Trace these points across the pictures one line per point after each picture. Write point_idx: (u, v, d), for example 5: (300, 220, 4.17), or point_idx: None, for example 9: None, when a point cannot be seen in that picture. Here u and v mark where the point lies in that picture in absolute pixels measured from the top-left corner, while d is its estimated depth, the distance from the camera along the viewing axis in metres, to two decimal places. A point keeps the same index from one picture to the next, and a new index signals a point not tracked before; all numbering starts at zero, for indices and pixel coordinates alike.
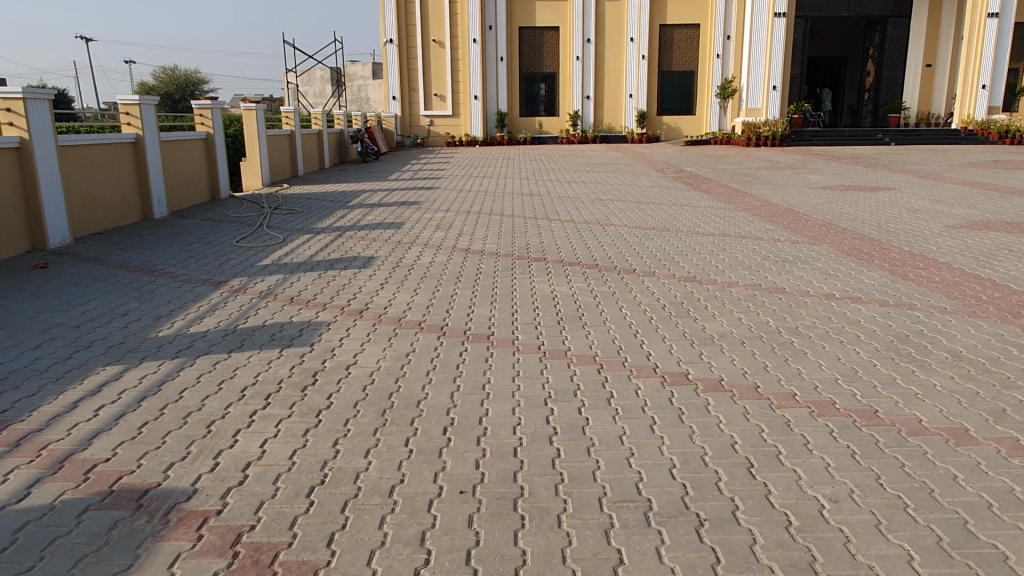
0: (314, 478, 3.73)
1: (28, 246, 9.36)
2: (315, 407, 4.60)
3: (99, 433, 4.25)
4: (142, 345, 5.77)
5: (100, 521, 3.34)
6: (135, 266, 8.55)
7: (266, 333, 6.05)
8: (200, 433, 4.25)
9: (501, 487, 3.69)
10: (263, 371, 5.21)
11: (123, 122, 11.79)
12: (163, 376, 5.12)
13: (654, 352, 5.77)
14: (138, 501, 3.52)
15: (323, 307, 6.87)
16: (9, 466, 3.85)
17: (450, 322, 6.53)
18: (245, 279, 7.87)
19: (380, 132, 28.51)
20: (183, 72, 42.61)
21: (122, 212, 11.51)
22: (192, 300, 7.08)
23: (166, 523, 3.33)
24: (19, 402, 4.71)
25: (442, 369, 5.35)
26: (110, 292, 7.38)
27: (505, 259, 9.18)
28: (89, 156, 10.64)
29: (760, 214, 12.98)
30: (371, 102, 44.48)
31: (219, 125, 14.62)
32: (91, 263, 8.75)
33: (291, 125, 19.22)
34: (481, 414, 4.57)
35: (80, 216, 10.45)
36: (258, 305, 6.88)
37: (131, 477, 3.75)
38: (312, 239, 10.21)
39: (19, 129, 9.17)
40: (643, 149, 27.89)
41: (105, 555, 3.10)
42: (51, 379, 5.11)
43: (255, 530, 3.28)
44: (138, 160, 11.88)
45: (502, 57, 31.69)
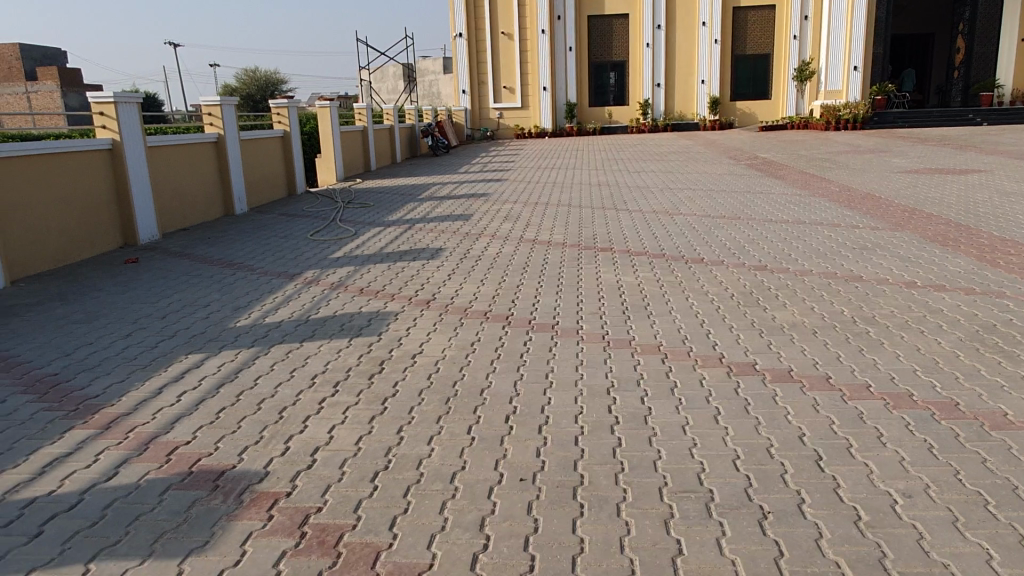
0: (378, 463, 3.84)
1: (120, 242, 9.93)
2: (381, 394, 4.73)
3: (181, 417, 4.49)
4: (221, 335, 6.05)
5: (180, 500, 3.53)
6: (217, 260, 8.95)
7: (337, 322, 6.24)
8: (273, 418, 4.44)
9: (562, 475, 3.71)
10: (333, 359, 5.38)
11: (207, 123, 12.34)
12: (240, 363, 5.36)
13: (721, 342, 5.66)
14: (215, 481, 3.71)
15: (391, 297, 7.03)
16: (100, 447, 4.11)
17: (516, 312, 6.58)
18: (319, 271, 8.13)
19: (450, 126, 28.84)
20: (264, 73, 44.07)
21: (206, 208, 12.07)
22: (269, 291, 7.37)
23: (240, 503, 3.49)
24: (110, 387, 5.02)
25: (506, 358, 5.40)
26: (194, 284, 7.75)
27: (572, 249, 9.16)
28: (175, 155, 11.18)
29: (838, 200, 12.52)
30: (443, 97, 45.00)
31: (295, 123, 15.11)
32: (178, 257, 9.21)
33: (364, 121, 19.63)
34: (543, 403, 4.59)
35: (167, 213, 11.01)
36: (330, 296, 7.09)
37: (209, 459, 3.95)
38: (382, 232, 10.44)
39: (111, 131, 9.71)
40: (716, 137, 27.24)
41: (184, 531, 3.28)
42: (140, 365, 5.43)
43: (321, 512, 3.40)
44: (220, 158, 12.40)
45: (571, 47, 31.50)
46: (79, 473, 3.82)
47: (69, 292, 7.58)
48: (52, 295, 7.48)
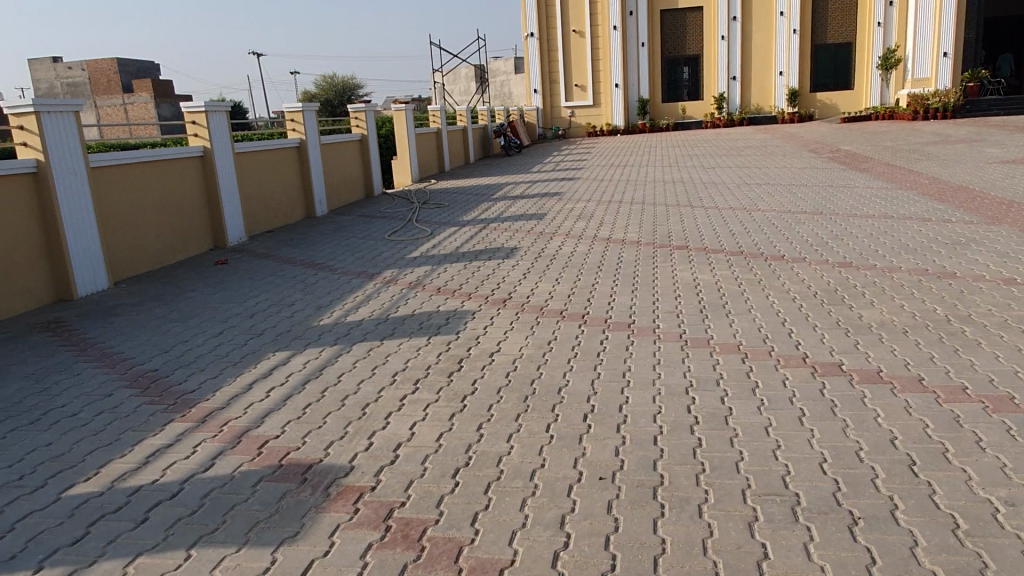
0: (459, 460, 3.91)
1: (211, 244, 10.42)
2: (460, 392, 4.81)
3: (271, 412, 4.68)
4: (306, 333, 6.28)
5: (272, 491, 3.69)
6: (300, 261, 9.27)
7: (415, 321, 6.37)
8: (357, 414, 4.58)
9: (641, 475, 3.69)
10: (413, 357, 5.50)
11: (290, 128, 12.81)
12: (324, 361, 5.55)
13: (804, 341, 5.49)
14: (304, 475, 3.85)
15: (468, 296, 7.12)
16: (197, 440, 4.34)
17: (591, 310, 6.57)
18: (397, 271, 8.32)
19: (522, 125, 28.95)
20: (341, 78, 45.28)
21: (289, 211, 12.52)
22: (350, 291, 7.59)
23: (327, 496, 3.62)
24: (205, 383, 5.29)
25: (582, 356, 5.40)
26: (279, 284, 8.06)
27: (647, 247, 9.07)
28: (260, 160, 11.65)
29: (928, 193, 11.94)
30: (514, 96, 45.21)
31: (372, 127, 15.48)
32: (264, 258, 9.58)
33: (438, 123, 19.95)
34: (621, 402, 4.57)
35: (254, 216, 11.48)
36: (409, 295, 7.25)
37: (298, 452, 4.11)
38: (457, 232, 10.59)
39: (203, 139, 10.22)
40: (796, 129, 26.40)
41: (276, 521, 3.42)
42: (231, 362, 5.69)
43: (405, 506, 3.49)
44: (302, 162, 12.85)
45: (644, 43, 31.10)
46: (179, 464, 4.04)
47: (166, 292, 8.01)
48: (151, 295, 7.91)
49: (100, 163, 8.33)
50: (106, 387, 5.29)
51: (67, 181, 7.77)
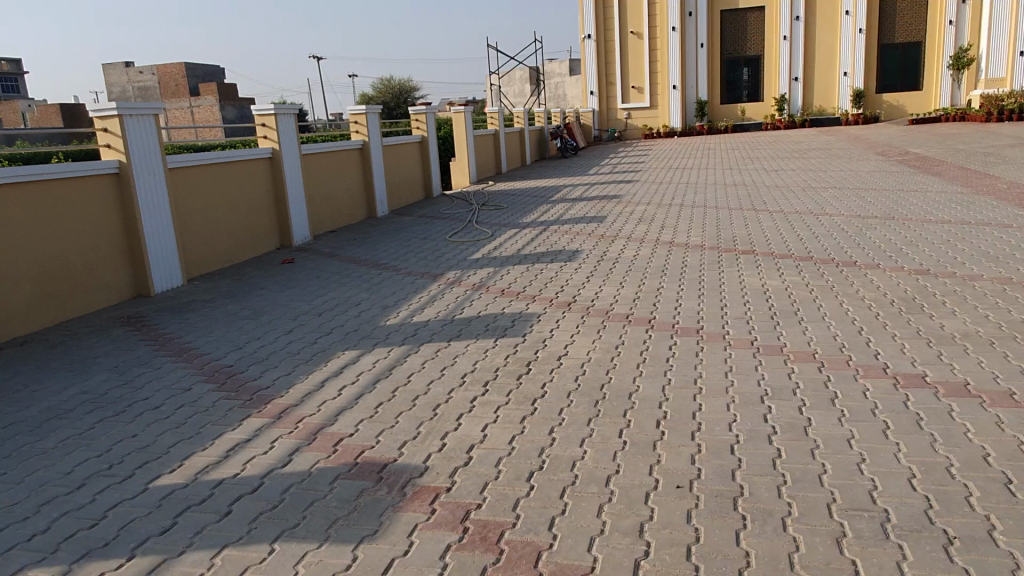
0: (533, 463, 3.90)
1: (278, 243, 10.67)
2: (530, 395, 4.80)
3: (344, 410, 4.75)
4: (374, 332, 6.36)
5: (349, 488, 3.74)
6: (364, 260, 9.40)
7: (481, 323, 6.39)
8: (428, 414, 4.61)
9: (720, 485, 3.61)
10: (480, 359, 5.51)
11: (353, 130, 13.04)
12: (393, 361, 5.61)
13: (883, 351, 5.31)
14: (379, 473, 3.89)
15: (532, 299, 7.11)
16: (274, 436, 4.43)
17: (658, 315, 6.48)
18: (460, 272, 8.36)
19: (578, 128, 28.83)
20: (398, 81, 45.84)
21: (352, 212, 12.74)
22: (414, 291, 7.66)
23: (404, 496, 3.65)
24: (278, 379, 5.40)
25: (652, 362, 5.32)
26: (345, 284, 8.19)
27: (712, 252, 8.91)
28: (325, 162, 11.88)
29: (1007, 198, 11.44)
30: (569, 98, 45.05)
31: (432, 128, 15.63)
32: (329, 258, 9.75)
33: (496, 125, 20.06)
34: (694, 409, 4.49)
35: (318, 216, 11.71)
36: (473, 296, 7.28)
37: (372, 451, 4.15)
38: (518, 234, 10.60)
39: (271, 141, 10.51)
40: (860, 132, 25.67)
41: (355, 519, 3.46)
42: (303, 360, 5.80)
43: (481, 508, 3.49)
44: (364, 164, 13.05)
45: (703, 44, 30.64)
46: (258, 459, 4.14)
47: (237, 290, 8.23)
48: (223, 292, 8.15)
49: (177, 164, 8.63)
50: (186, 381, 5.46)
51: (147, 181, 8.07)
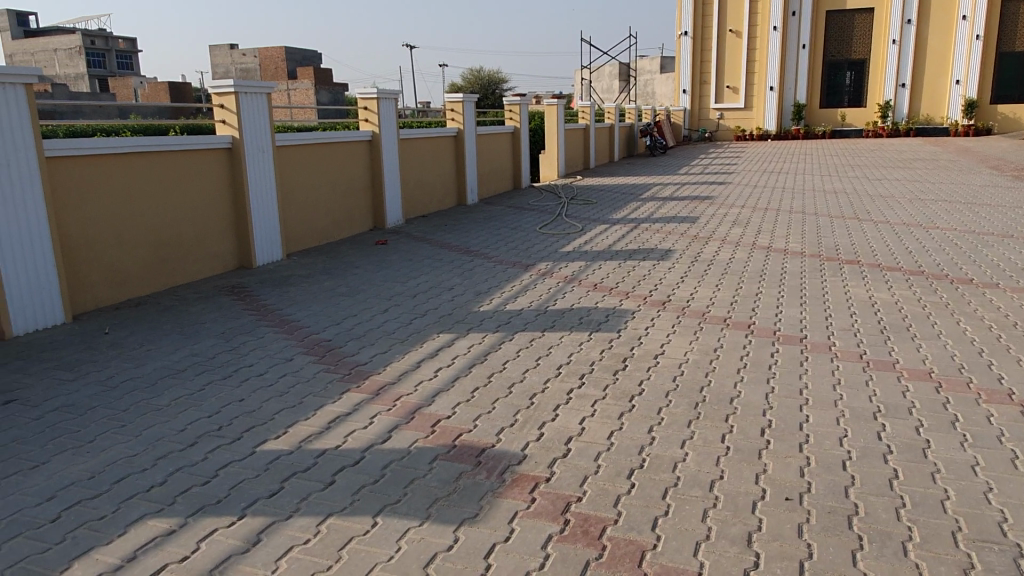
0: (633, 461, 3.82)
1: (370, 226, 10.90)
2: (628, 391, 4.72)
3: (441, 391, 4.79)
4: (468, 317, 6.40)
5: (449, 469, 3.76)
6: (455, 246, 9.48)
7: (575, 316, 6.34)
8: (524, 403, 4.59)
9: (833, 501, 3.44)
10: (575, 352, 5.46)
11: (449, 118, 13.17)
12: (488, 347, 5.62)
13: (1007, 376, 4.97)
14: (478, 458, 3.89)
15: (626, 296, 7.00)
16: (373, 411, 4.51)
17: (757, 320, 6.27)
18: (551, 264, 8.33)
19: (668, 126, 28.35)
20: (487, 73, 46.08)
21: (443, 198, 12.90)
22: (507, 280, 7.67)
23: (503, 482, 3.64)
24: (376, 356, 5.50)
25: (753, 368, 5.15)
26: (438, 268, 8.27)
27: (812, 259, 8.57)
28: (421, 147, 12.05)
29: None
30: (658, 96, 44.39)
31: (526, 120, 15.62)
32: (421, 242, 9.89)
33: (587, 120, 19.90)
34: (801, 420, 4.31)
35: (411, 201, 11.90)
36: (566, 289, 7.22)
37: (470, 434, 4.17)
38: (608, 229, 10.48)
39: (372, 124, 10.74)
40: (970, 144, 24.27)
41: (456, 500, 3.48)
42: (399, 339, 5.89)
43: (582, 501, 3.45)
44: (458, 151, 13.17)
45: (805, 44, 29.54)
46: (359, 433, 4.22)
47: (334, 267, 8.45)
48: (320, 269, 8.37)
49: (285, 142, 8.96)
50: (287, 352, 5.65)
51: (256, 157, 8.42)
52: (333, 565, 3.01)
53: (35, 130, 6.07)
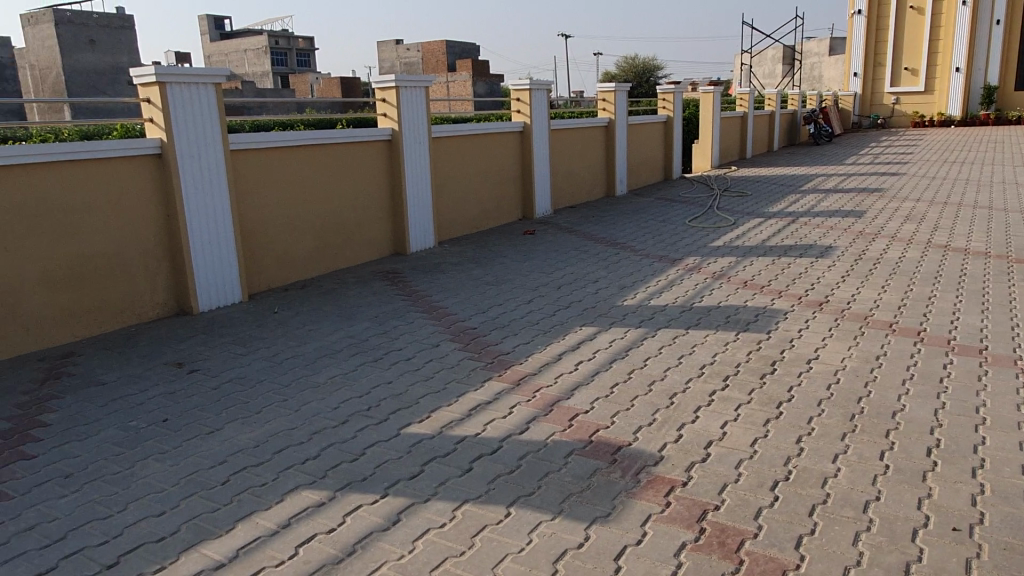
0: (778, 473, 3.62)
1: (516, 216, 11.08)
2: (775, 397, 4.48)
3: (580, 385, 4.79)
4: (611, 311, 6.33)
5: (583, 465, 3.75)
6: (602, 239, 9.41)
7: (723, 314, 6.10)
8: (664, 402, 4.48)
9: (1010, 537, 3.08)
10: (721, 352, 5.25)
11: (601, 108, 13.05)
12: (630, 342, 5.54)
13: None
14: (613, 455, 3.85)
15: (778, 295, 6.64)
16: (512, 402, 4.58)
17: (929, 327, 5.73)
18: (700, 259, 8.06)
19: (835, 112, 26.49)
20: (642, 60, 45.18)
21: (591, 188, 12.84)
22: (652, 274, 7.52)
23: (638, 483, 3.57)
24: (518, 347, 5.58)
25: (920, 380, 4.71)
26: (583, 260, 8.25)
27: (999, 261, 7.70)
28: (571, 138, 12.05)
29: None
30: (825, 80, 41.60)
31: (679, 108, 15.14)
32: (567, 233, 9.90)
33: (745, 107, 18.99)
34: (976, 442, 3.89)
35: (559, 191, 11.96)
36: (713, 285, 6.97)
37: (607, 431, 4.13)
38: (762, 223, 9.98)
39: (524, 115, 10.91)
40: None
41: (589, 498, 3.46)
42: (542, 330, 5.94)
43: (720, 510, 3.31)
44: (608, 142, 13.05)
45: (1000, 20, 26.48)
46: (498, 422, 4.31)
47: (481, 256, 8.66)
48: (469, 258, 8.61)
49: (440, 135, 9.40)
50: (435, 338, 5.88)
51: (412, 149, 8.91)
52: (466, 551, 3.10)
53: (222, 126, 6.80)
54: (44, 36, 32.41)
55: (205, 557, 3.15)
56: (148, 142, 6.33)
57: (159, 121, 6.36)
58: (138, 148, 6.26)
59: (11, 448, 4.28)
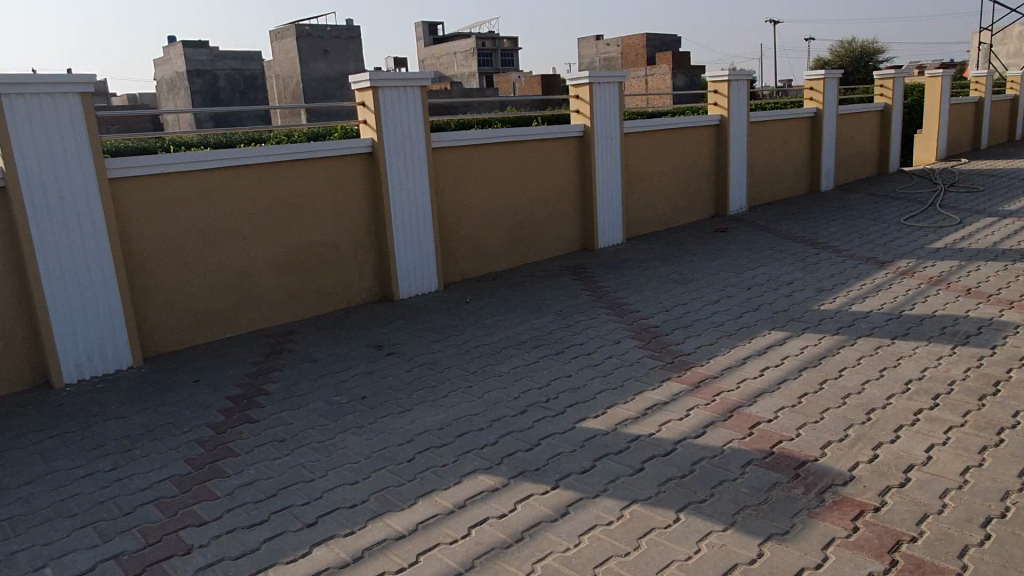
0: (993, 508, 3.20)
1: (708, 213, 10.72)
2: (996, 422, 3.96)
3: (765, 392, 4.55)
4: (805, 316, 5.94)
5: (762, 478, 3.57)
6: (800, 237, 8.83)
7: (937, 324, 5.49)
8: (859, 417, 4.13)
9: None
10: (932, 367, 4.73)
11: (806, 98, 12.20)
12: (824, 350, 5.16)
13: None
14: (796, 470, 3.62)
15: (1010, 305, 5.84)
16: (691, 404, 4.46)
17: None
18: (914, 262, 7.30)
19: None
20: (859, 44, 41.34)
21: (792, 184, 12.08)
22: (856, 277, 6.93)
23: (822, 502, 3.33)
24: (700, 348, 5.42)
25: None
26: (777, 260, 7.80)
27: None
28: (771, 130, 11.41)
29: None
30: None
31: (899, 96, 13.83)
32: (762, 231, 9.41)
33: (981, 91, 16.78)
34: None
35: (756, 187, 11.38)
36: (929, 292, 6.28)
37: (791, 443, 3.89)
38: (995, 223, 8.81)
39: (721, 108, 10.50)
40: None
41: (765, 512, 3.29)
42: (727, 332, 5.71)
43: (917, 543, 3.00)
44: (813, 134, 12.19)
45: None
46: (674, 424, 4.22)
47: (668, 253, 8.50)
48: (655, 255, 8.48)
49: (633, 130, 9.34)
50: (616, 334, 5.87)
51: (604, 145, 8.94)
52: (631, 552, 3.08)
53: (426, 125, 7.30)
54: (285, 49, 36.42)
55: (389, 527, 3.41)
56: (361, 141, 6.95)
57: (372, 122, 6.96)
58: (353, 147, 6.90)
59: (239, 411, 4.91)
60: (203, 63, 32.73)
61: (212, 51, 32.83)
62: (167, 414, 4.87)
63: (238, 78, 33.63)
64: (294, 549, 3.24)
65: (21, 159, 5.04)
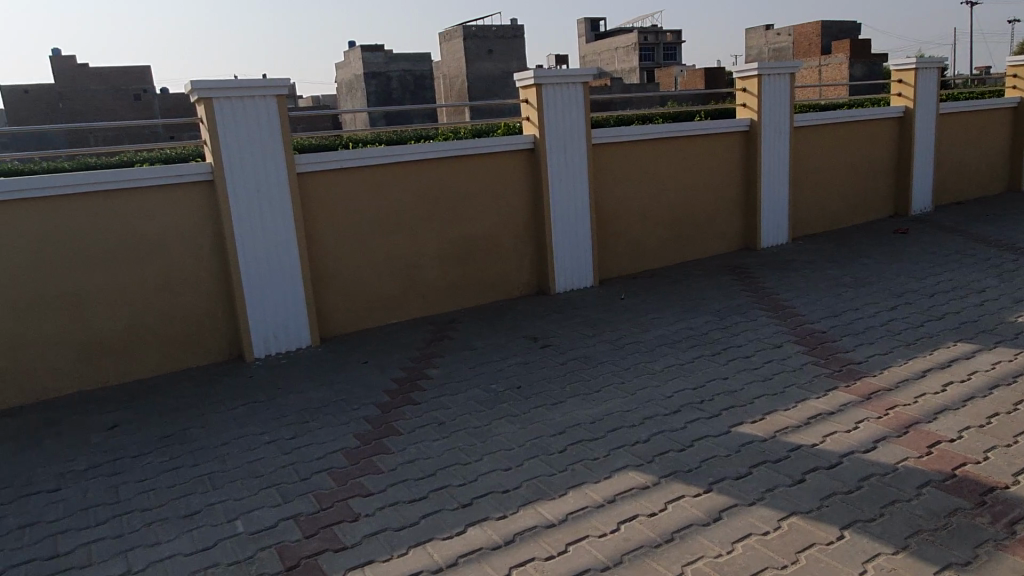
0: None
1: (887, 213, 9.96)
2: None
3: (947, 409, 4.17)
4: (999, 327, 5.36)
5: (940, 501, 3.29)
6: (996, 241, 7.96)
7: None
8: None
9: None
10: None
11: (1009, 87, 11.00)
12: (1021, 367, 4.64)
13: None
14: (982, 496, 3.30)
15: None
16: (860, 416, 4.19)
17: None
18: None
19: None
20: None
21: (988, 183, 10.92)
22: None
23: (1013, 534, 3.02)
24: (872, 357, 5.06)
25: None
26: (967, 266, 7.09)
27: None
28: (965, 123, 10.37)
29: None
30: None
31: None
32: (950, 233, 8.58)
33: None
34: None
35: (944, 185, 10.41)
36: None
37: (976, 466, 3.55)
38: None
39: (906, 99, 9.69)
40: None
41: (943, 538, 3.03)
42: (905, 342, 5.29)
43: None
44: (1016, 126, 10.95)
45: None
46: (840, 436, 3.99)
47: (840, 255, 7.99)
48: (824, 257, 8.00)
49: (805, 124, 8.87)
50: (778, 338, 5.62)
51: (772, 140, 8.57)
52: (788, 565, 2.96)
53: (586, 121, 7.41)
54: (452, 50, 37.82)
55: (540, 514, 3.49)
56: (523, 138, 7.17)
57: (534, 118, 7.17)
58: (515, 143, 7.13)
59: (403, 392, 5.22)
60: (378, 65, 34.75)
61: (387, 54, 34.74)
62: (340, 391, 5.28)
63: (409, 78, 35.39)
64: (451, 526, 3.41)
65: (228, 155, 5.65)
